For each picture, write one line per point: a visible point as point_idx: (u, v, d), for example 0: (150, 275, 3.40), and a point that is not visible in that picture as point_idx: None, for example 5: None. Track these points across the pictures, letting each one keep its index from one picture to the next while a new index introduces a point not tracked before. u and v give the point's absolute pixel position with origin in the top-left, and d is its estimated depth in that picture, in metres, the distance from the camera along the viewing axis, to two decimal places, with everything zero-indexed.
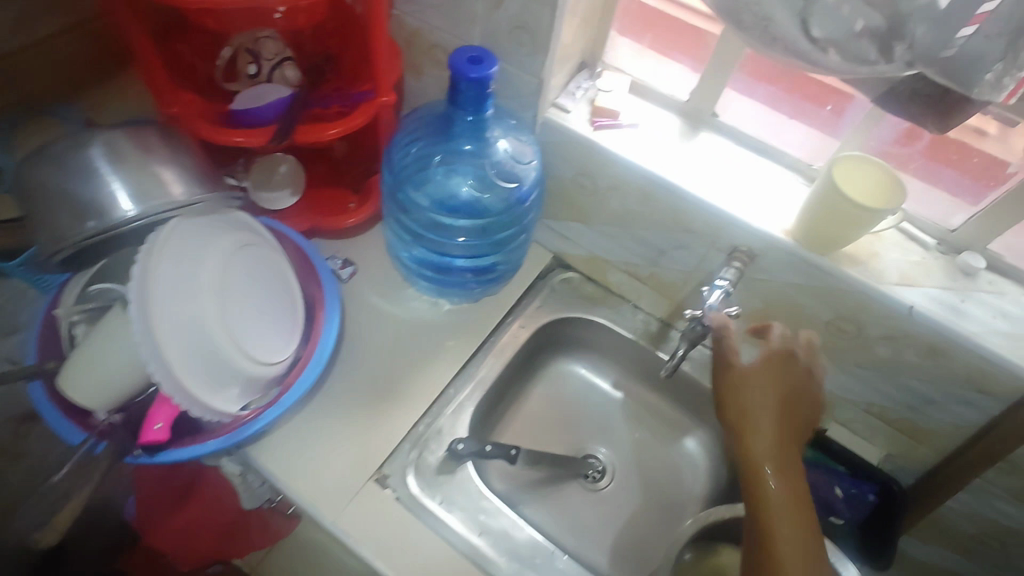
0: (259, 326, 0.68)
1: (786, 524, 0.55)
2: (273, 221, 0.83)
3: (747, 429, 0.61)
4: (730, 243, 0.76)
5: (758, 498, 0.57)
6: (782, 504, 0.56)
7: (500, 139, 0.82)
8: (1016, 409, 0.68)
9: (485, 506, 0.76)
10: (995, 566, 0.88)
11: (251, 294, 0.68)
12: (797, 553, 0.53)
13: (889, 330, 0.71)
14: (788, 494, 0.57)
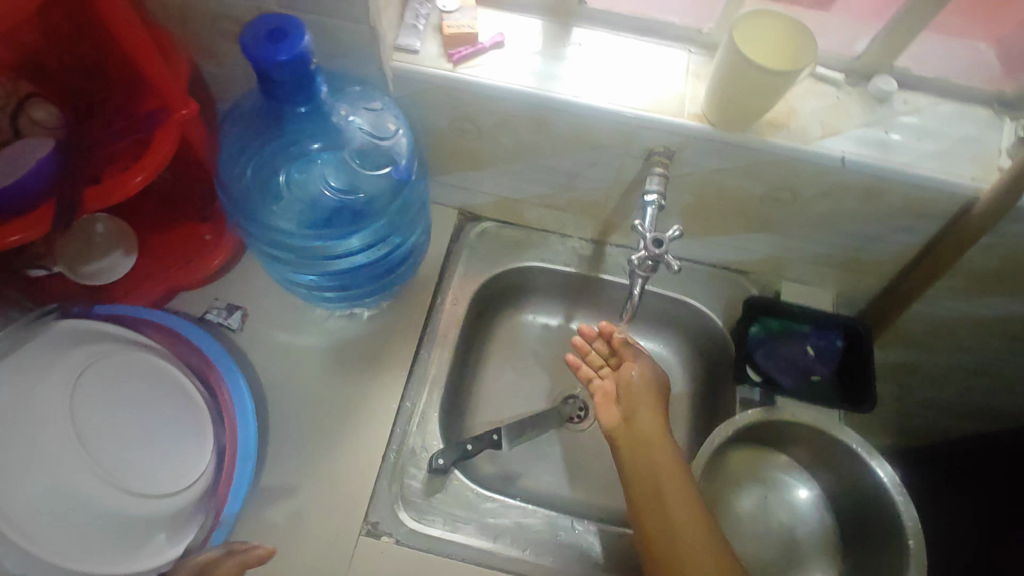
0: (149, 449, 0.61)
1: (657, 440, 0.65)
2: (105, 310, 0.65)
3: (632, 407, 0.68)
4: (645, 147, 0.68)
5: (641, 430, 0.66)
6: (652, 432, 0.66)
7: (351, 117, 0.64)
8: (956, 221, 0.68)
9: (490, 507, 0.71)
10: (946, 350, 0.95)
11: (123, 419, 0.60)
12: (663, 470, 0.63)
13: (825, 185, 0.67)
14: (656, 424, 0.67)
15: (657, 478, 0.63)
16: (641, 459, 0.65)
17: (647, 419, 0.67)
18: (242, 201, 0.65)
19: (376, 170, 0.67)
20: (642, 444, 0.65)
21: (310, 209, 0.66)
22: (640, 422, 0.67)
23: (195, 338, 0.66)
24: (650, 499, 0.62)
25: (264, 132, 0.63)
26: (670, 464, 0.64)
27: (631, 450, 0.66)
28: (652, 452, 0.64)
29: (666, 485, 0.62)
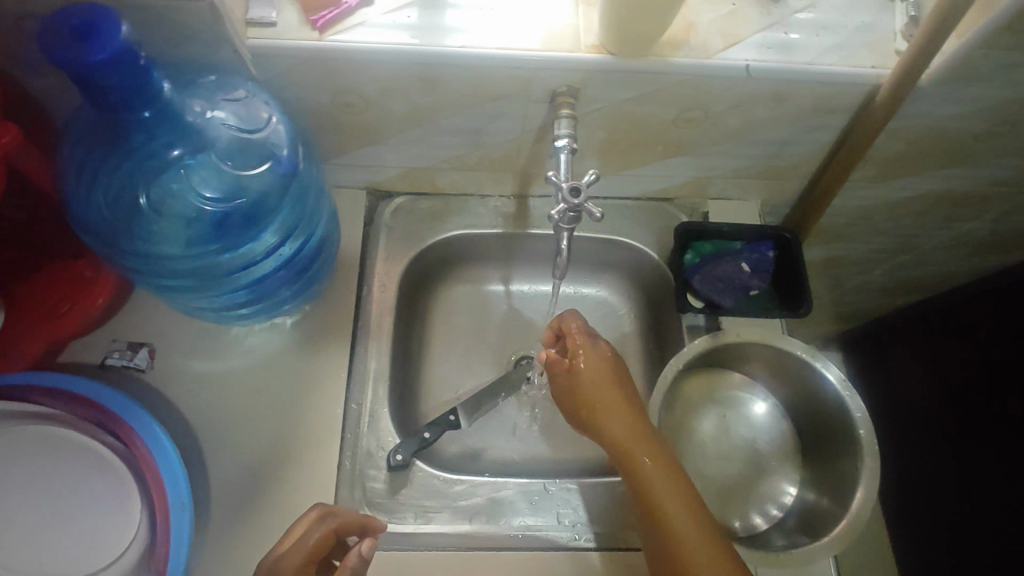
0: (72, 537, 0.53)
1: (680, 510, 0.54)
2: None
3: (596, 406, 0.61)
4: (547, 89, 0.63)
5: (660, 503, 0.55)
6: (663, 486, 0.55)
7: (209, 113, 0.58)
8: (863, 112, 0.68)
9: (460, 489, 0.69)
10: (868, 237, 0.98)
11: (40, 507, 0.53)
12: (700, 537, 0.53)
13: (733, 98, 0.65)
14: (661, 477, 0.56)
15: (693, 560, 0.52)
16: (678, 536, 0.53)
17: (650, 473, 0.56)
18: (106, 233, 0.56)
19: (258, 165, 0.60)
20: (665, 518, 0.54)
21: (196, 226, 0.59)
22: (645, 482, 0.56)
23: (89, 390, 0.55)
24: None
25: (113, 147, 0.56)
26: (698, 526, 0.53)
27: (653, 520, 0.55)
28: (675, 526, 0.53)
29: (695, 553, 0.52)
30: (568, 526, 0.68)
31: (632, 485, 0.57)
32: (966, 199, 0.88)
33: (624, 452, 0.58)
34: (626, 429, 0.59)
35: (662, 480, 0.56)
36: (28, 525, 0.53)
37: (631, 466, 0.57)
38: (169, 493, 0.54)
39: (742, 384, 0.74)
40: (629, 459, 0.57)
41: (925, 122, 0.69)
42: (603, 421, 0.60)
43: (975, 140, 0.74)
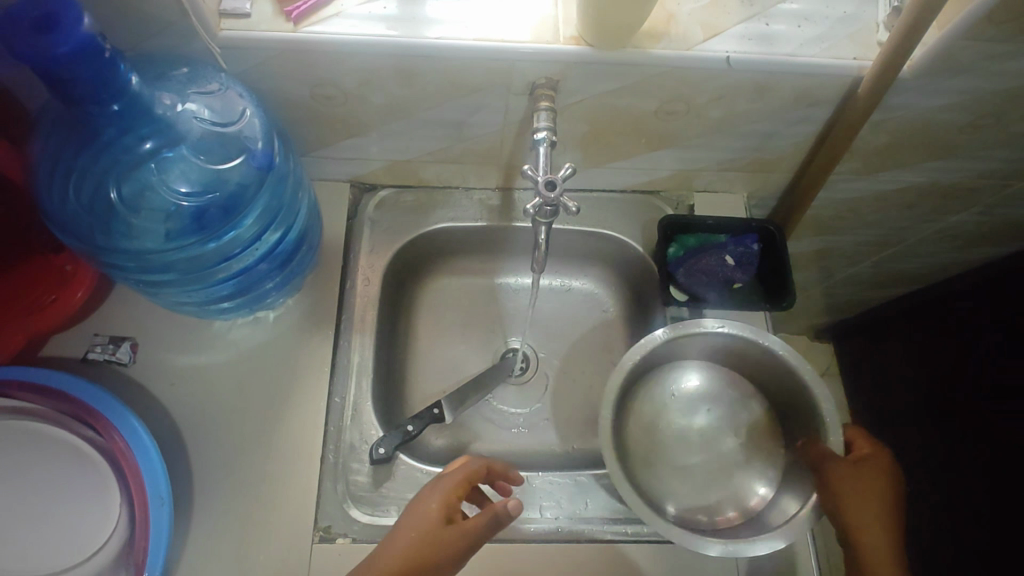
0: (50, 531, 0.54)
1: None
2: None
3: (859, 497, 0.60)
4: (526, 81, 0.63)
5: (862, 560, 0.59)
6: (890, 573, 0.58)
7: (180, 106, 0.56)
8: (846, 103, 0.67)
9: None
10: (855, 229, 0.98)
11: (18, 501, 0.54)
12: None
13: (715, 90, 0.65)
14: (894, 556, 0.59)
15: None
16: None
17: (872, 541, 0.59)
18: (83, 230, 0.56)
19: (234, 157, 0.59)
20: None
21: (175, 222, 0.59)
22: (865, 543, 0.59)
23: (62, 383, 0.55)
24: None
25: (84, 142, 0.55)
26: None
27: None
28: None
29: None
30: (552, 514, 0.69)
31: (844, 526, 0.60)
32: (952, 191, 0.88)
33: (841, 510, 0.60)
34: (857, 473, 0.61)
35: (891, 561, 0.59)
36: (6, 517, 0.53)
37: (849, 535, 0.60)
38: (148, 489, 0.53)
39: (706, 370, 0.74)
40: (850, 531, 0.60)
41: (908, 113, 0.69)
42: (838, 490, 0.60)
43: (959, 131, 0.74)
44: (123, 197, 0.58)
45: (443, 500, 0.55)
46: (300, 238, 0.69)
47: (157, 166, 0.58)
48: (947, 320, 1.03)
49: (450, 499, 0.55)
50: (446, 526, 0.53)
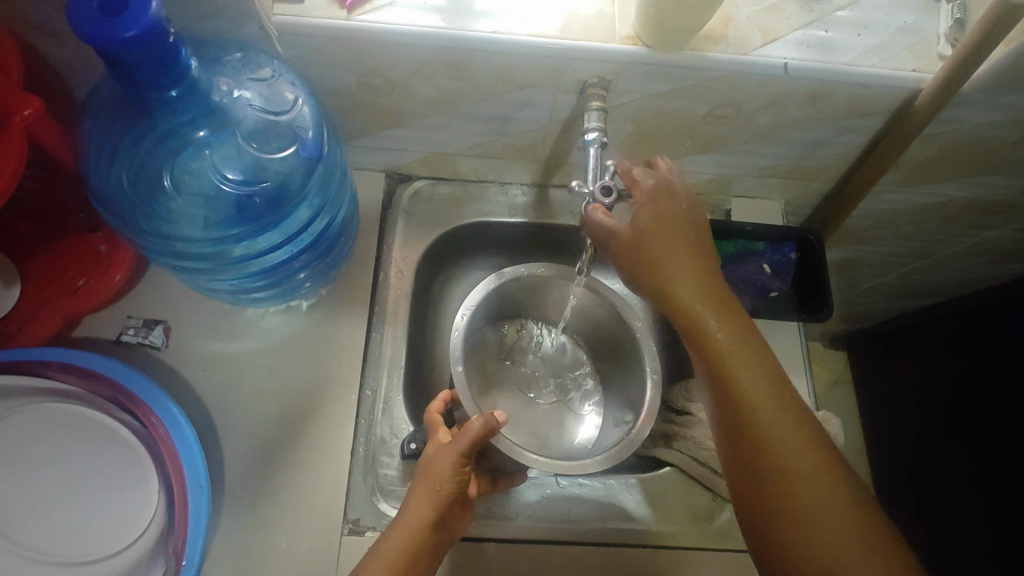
0: (93, 514, 0.54)
1: (774, 421, 0.52)
2: (32, 353, 0.54)
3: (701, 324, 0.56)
4: (578, 79, 0.61)
5: (732, 387, 0.53)
6: (753, 383, 0.53)
7: (236, 93, 0.55)
8: (900, 115, 0.66)
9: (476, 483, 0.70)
10: (887, 240, 0.97)
11: (60, 482, 0.54)
12: (789, 436, 0.52)
13: (768, 97, 0.64)
14: (751, 358, 0.54)
15: (788, 469, 0.51)
16: (769, 445, 0.52)
17: (735, 363, 0.54)
18: (125, 212, 0.56)
19: (283, 149, 0.59)
20: (758, 434, 0.52)
21: (217, 210, 0.58)
22: (732, 373, 0.54)
23: (100, 366, 0.55)
24: (789, 499, 0.50)
25: (133, 124, 0.55)
26: (801, 434, 0.52)
27: (757, 454, 0.52)
28: (775, 450, 0.51)
29: (799, 468, 0.51)
30: (576, 515, 0.69)
31: (705, 368, 0.55)
32: (992, 207, 0.87)
33: (686, 316, 0.56)
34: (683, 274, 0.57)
35: (787, 430, 0.52)
36: (42, 502, 0.53)
37: (701, 338, 0.55)
38: (188, 478, 0.53)
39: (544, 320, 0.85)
40: (694, 329, 0.55)
41: (960, 128, 0.67)
42: (680, 305, 0.56)
43: (1009, 149, 0.72)
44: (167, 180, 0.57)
45: (458, 464, 0.59)
46: (338, 230, 0.69)
47: (206, 151, 0.58)
48: (963, 331, 0.99)
49: (465, 461, 0.60)
50: (462, 467, 0.59)
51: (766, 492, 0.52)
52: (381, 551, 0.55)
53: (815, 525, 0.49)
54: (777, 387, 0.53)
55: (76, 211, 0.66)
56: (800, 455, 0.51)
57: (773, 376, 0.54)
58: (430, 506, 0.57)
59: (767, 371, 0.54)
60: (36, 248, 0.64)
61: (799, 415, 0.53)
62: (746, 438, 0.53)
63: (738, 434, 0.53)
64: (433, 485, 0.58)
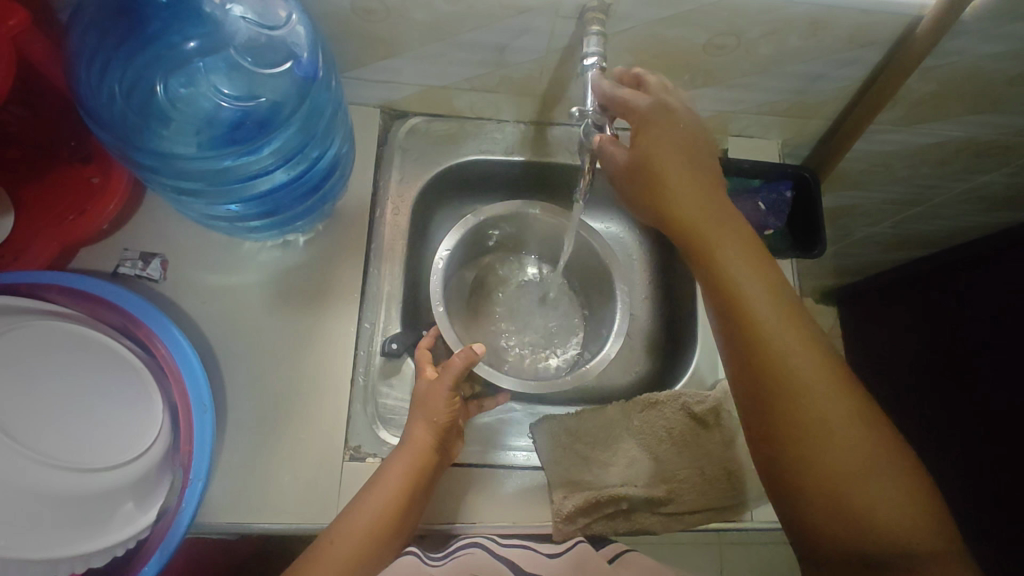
0: (110, 430, 0.54)
1: (817, 377, 0.50)
2: (38, 273, 0.54)
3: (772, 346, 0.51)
4: (577, 4, 0.60)
5: (711, 258, 0.54)
6: (794, 342, 0.51)
7: (228, 6, 0.56)
8: (900, 45, 0.66)
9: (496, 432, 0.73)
10: (883, 185, 0.97)
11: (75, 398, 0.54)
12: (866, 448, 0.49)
13: (771, 25, 0.63)
14: (790, 329, 0.52)
15: (843, 445, 0.49)
16: (849, 470, 0.48)
17: (748, 286, 0.53)
18: (121, 131, 0.55)
19: (278, 69, 0.59)
20: (792, 372, 0.51)
21: (211, 127, 0.59)
22: (733, 276, 0.53)
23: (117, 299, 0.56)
24: (838, 473, 0.48)
25: (130, 41, 0.55)
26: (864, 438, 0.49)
27: (823, 476, 0.49)
28: (816, 406, 0.50)
29: (883, 488, 0.48)
30: (536, 464, 0.70)
31: (705, 278, 0.55)
32: (989, 148, 0.86)
33: (691, 232, 0.56)
34: (687, 188, 0.56)
35: (875, 458, 0.49)
36: (65, 414, 0.53)
37: (702, 250, 0.55)
38: (192, 398, 0.55)
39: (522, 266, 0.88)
40: (697, 242, 0.55)
41: (962, 60, 0.67)
42: (685, 222, 0.56)
43: (1008, 83, 0.72)
44: (165, 90, 0.58)
45: (450, 397, 0.63)
46: (333, 163, 0.68)
47: (203, 66, 0.59)
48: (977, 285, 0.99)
49: (456, 393, 0.65)
50: (452, 398, 0.63)
51: (803, 498, 0.49)
52: (387, 478, 0.59)
53: (867, 500, 0.48)
54: (809, 330, 0.53)
55: (65, 139, 0.63)
56: (849, 406, 0.50)
57: (757, 250, 0.56)
58: (430, 432, 0.62)
59: (822, 350, 0.52)
60: (24, 174, 0.63)
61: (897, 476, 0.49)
62: (740, 320, 0.52)
63: (741, 346, 0.53)
64: (431, 413, 0.62)
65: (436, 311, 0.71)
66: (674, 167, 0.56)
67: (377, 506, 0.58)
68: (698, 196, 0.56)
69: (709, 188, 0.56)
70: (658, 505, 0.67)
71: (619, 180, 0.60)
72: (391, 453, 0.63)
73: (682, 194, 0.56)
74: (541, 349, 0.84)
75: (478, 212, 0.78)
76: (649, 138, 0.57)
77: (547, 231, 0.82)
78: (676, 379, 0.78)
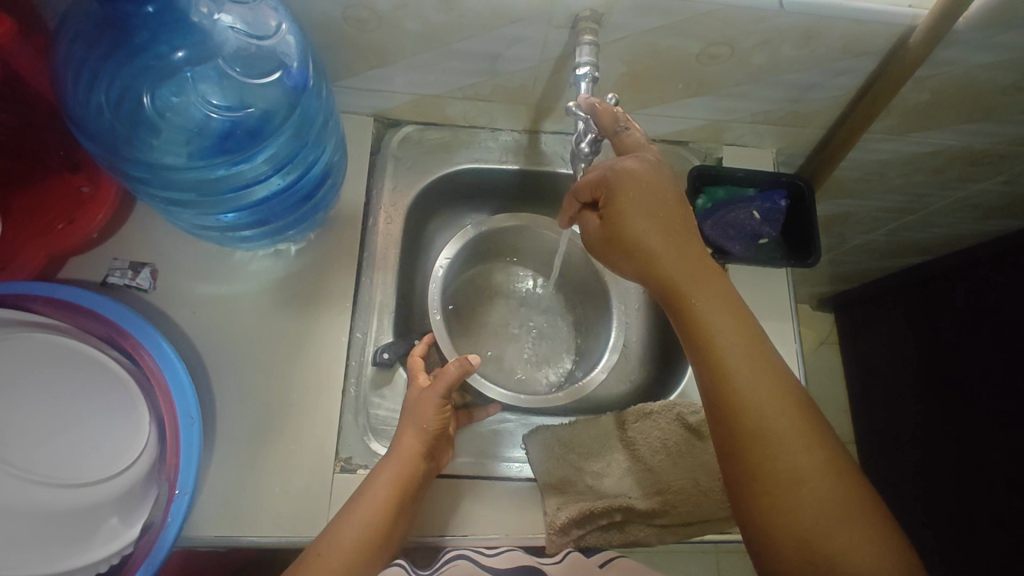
0: (100, 448, 0.54)
1: (791, 428, 0.50)
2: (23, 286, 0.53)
3: (715, 365, 0.52)
4: (570, 13, 0.60)
5: (692, 313, 0.54)
6: (737, 357, 0.52)
7: (217, 16, 0.56)
8: (894, 55, 0.66)
9: (490, 443, 0.72)
10: (879, 194, 0.97)
11: (69, 417, 0.54)
12: (802, 459, 0.49)
13: (764, 35, 0.63)
14: (765, 379, 0.51)
15: (816, 494, 0.48)
16: (776, 479, 0.49)
17: (723, 337, 0.53)
18: (109, 141, 0.55)
19: (266, 77, 0.59)
20: (763, 417, 0.50)
21: (200, 137, 0.59)
22: (711, 325, 0.53)
23: (103, 309, 0.55)
24: (811, 522, 0.47)
25: (117, 52, 0.55)
26: (797, 446, 0.49)
27: (755, 487, 0.49)
28: (787, 455, 0.49)
29: (858, 536, 0.47)
30: (530, 475, 0.69)
31: (685, 333, 0.55)
32: (983, 157, 0.87)
33: (669, 288, 0.56)
34: (666, 247, 0.56)
35: (808, 470, 0.49)
36: (60, 425, 0.54)
37: (679, 299, 0.55)
38: (178, 410, 0.54)
39: (518, 277, 0.88)
40: (675, 295, 0.55)
41: (955, 70, 0.67)
42: (664, 266, 0.56)
43: (1002, 92, 0.72)
44: (152, 100, 0.58)
45: (440, 404, 0.63)
46: (325, 172, 0.67)
47: (192, 76, 0.59)
48: (970, 289, 0.97)
49: (446, 401, 0.64)
50: (440, 409, 0.62)
51: (775, 550, 0.48)
52: (375, 489, 0.58)
53: (844, 548, 0.46)
54: (782, 378, 0.52)
55: (55, 147, 0.63)
56: (820, 455, 0.49)
57: (736, 299, 0.56)
58: (419, 439, 0.61)
59: (769, 367, 0.52)
60: (11, 182, 0.63)
61: (829, 482, 0.48)
62: (696, 339, 0.54)
63: (710, 378, 0.52)
64: (419, 421, 0.61)
65: (432, 319, 0.72)
66: (647, 234, 0.56)
67: (365, 518, 0.57)
68: (676, 256, 0.56)
69: (683, 243, 0.57)
70: (653, 516, 0.66)
71: (595, 246, 0.61)
72: (378, 463, 0.62)
73: (643, 231, 0.56)
74: (536, 359, 0.83)
75: (477, 223, 0.79)
76: (619, 213, 0.57)
77: (544, 242, 0.82)
78: (671, 391, 0.78)
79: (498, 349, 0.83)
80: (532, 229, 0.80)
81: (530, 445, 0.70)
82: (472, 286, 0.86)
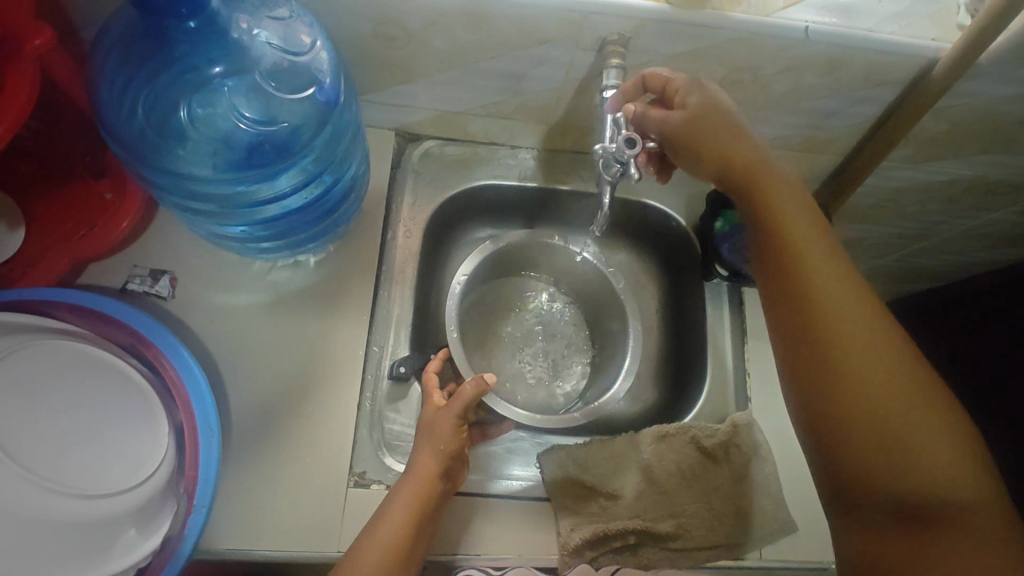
0: (114, 460, 0.54)
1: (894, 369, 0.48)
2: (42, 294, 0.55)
3: (806, 300, 0.51)
4: (597, 36, 0.61)
5: (801, 279, 0.52)
6: (834, 298, 0.51)
7: (255, 32, 0.56)
8: (914, 85, 0.67)
9: (504, 460, 0.72)
10: (893, 221, 0.97)
11: (83, 429, 0.53)
12: (899, 390, 0.48)
13: (787, 63, 0.64)
14: (851, 300, 0.51)
15: (913, 423, 0.47)
16: (870, 405, 0.48)
17: (817, 278, 0.52)
18: (139, 150, 0.55)
19: (299, 93, 0.59)
20: (857, 351, 0.49)
21: (228, 148, 0.59)
22: (799, 266, 0.52)
23: (127, 317, 0.57)
24: (905, 453, 0.46)
25: (155, 62, 0.55)
26: (900, 382, 0.48)
27: (840, 416, 0.48)
28: (879, 386, 0.48)
29: (966, 498, 0.45)
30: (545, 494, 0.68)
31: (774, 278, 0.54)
32: (997, 187, 0.87)
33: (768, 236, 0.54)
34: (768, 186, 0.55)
35: (905, 402, 0.47)
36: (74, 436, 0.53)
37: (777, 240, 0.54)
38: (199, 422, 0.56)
39: (534, 293, 0.88)
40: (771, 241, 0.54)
41: (975, 101, 0.68)
42: (770, 208, 0.55)
43: (1019, 124, 0.73)
44: (188, 110, 0.58)
45: (457, 424, 0.62)
46: (347, 186, 0.68)
47: (226, 87, 0.59)
48: None
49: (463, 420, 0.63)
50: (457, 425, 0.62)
51: (861, 479, 0.48)
52: (393, 507, 0.58)
53: (946, 487, 0.45)
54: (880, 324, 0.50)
55: (82, 153, 0.64)
56: (918, 394, 0.48)
57: (842, 265, 0.53)
58: (437, 460, 0.60)
59: (868, 310, 0.51)
60: (37, 189, 0.63)
61: (929, 417, 0.47)
62: (783, 279, 0.53)
63: (794, 321, 0.52)
64: (437, 442, 0.61)
65: (451, 335, 0.71)
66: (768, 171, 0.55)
67: (385, 538, 0.56)
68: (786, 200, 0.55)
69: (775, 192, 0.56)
70: (667, 540, 0.65)
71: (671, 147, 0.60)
72: (396, 481, 0.61)
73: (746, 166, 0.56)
74: (551, 377, 0.83)
75: (496, 239, 0.79)
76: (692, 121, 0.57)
77: (561, 260, 0.82)
78: (685, 413, 0.77)
79: (513, 366, 0.82)
80: (551, 247, 0.80)
81: (545, 466, 0.69)
82: (487, 300, 0.86)
